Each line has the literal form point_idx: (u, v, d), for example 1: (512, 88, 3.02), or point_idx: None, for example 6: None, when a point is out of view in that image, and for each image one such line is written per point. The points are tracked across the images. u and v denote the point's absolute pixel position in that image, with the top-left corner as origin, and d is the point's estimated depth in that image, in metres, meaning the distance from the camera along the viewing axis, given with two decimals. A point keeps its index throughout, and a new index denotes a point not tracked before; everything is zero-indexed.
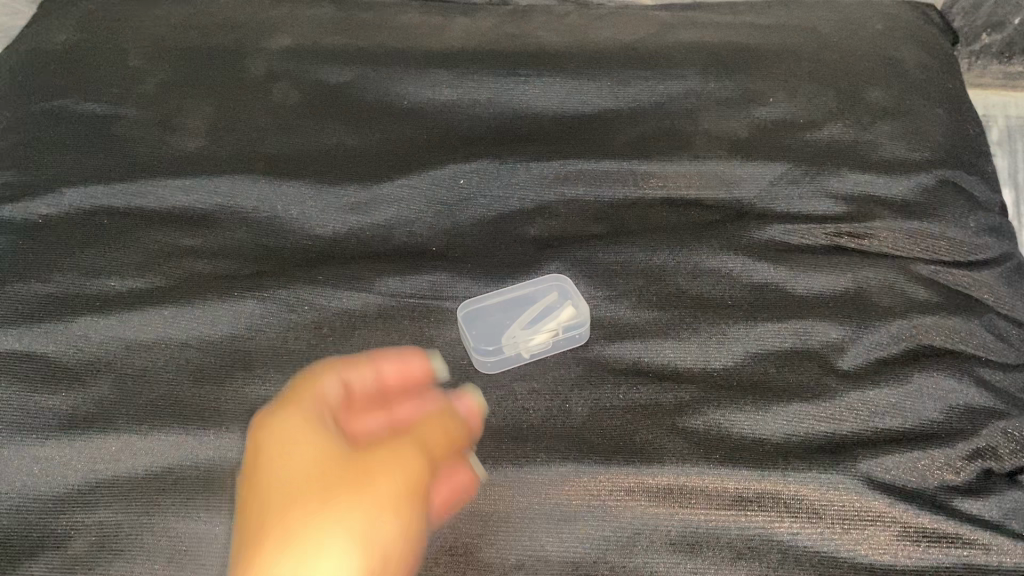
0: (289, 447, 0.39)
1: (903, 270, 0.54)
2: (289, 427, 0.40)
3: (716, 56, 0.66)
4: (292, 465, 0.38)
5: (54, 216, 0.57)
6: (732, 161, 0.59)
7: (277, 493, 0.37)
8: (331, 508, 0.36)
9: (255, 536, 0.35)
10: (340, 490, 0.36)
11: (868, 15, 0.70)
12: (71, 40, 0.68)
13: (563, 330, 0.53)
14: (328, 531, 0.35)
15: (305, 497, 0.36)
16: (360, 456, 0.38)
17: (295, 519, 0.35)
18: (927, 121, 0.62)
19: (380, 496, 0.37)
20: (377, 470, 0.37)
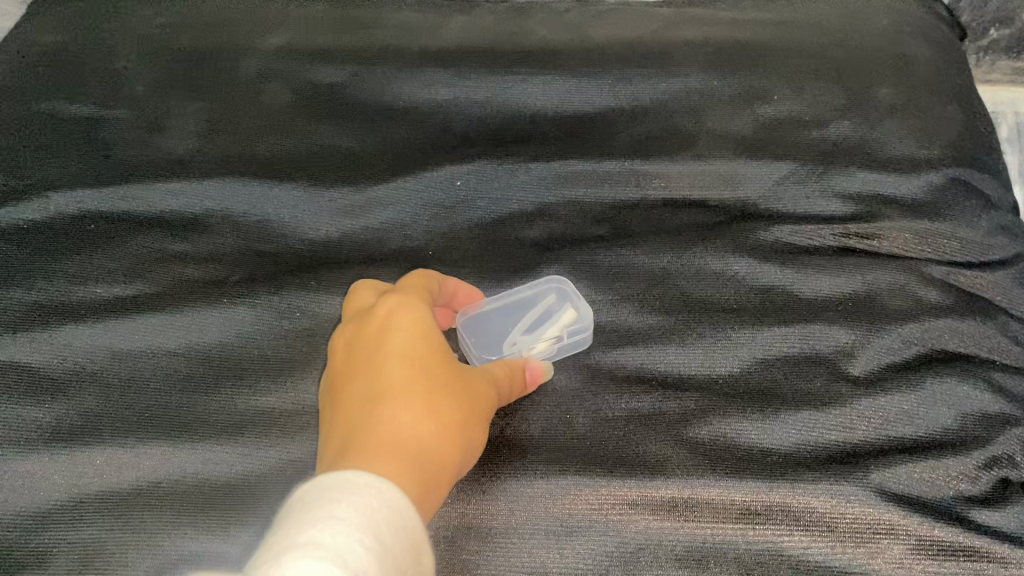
0: (429, 326, 0.42)
1: (914, 272, 0.52)
2: (422, 306, 0.43)
3: (720, 53, 0.64)
4: (431, 345, 0.41)
5: (38, 221, 0.55)
6: (736, 160, 0.58)
7: (415, 361, 0.40)
8: (457, 405, 0.40)
9: (397, 391, 0.39)
10: (461, 390, 0.41)
11: (875, 11, 0.68)
12: (59, 41, 0.67)
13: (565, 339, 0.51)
14: (451, 422, 0.39)
15: (439, 379, 0.40)
16: (468, 369, 0.43)
17: (436, 398, 0.39)
18: (936, 119, 0.60)
19: (477, 419, 0.41)
20: (481, 392, 0.42)
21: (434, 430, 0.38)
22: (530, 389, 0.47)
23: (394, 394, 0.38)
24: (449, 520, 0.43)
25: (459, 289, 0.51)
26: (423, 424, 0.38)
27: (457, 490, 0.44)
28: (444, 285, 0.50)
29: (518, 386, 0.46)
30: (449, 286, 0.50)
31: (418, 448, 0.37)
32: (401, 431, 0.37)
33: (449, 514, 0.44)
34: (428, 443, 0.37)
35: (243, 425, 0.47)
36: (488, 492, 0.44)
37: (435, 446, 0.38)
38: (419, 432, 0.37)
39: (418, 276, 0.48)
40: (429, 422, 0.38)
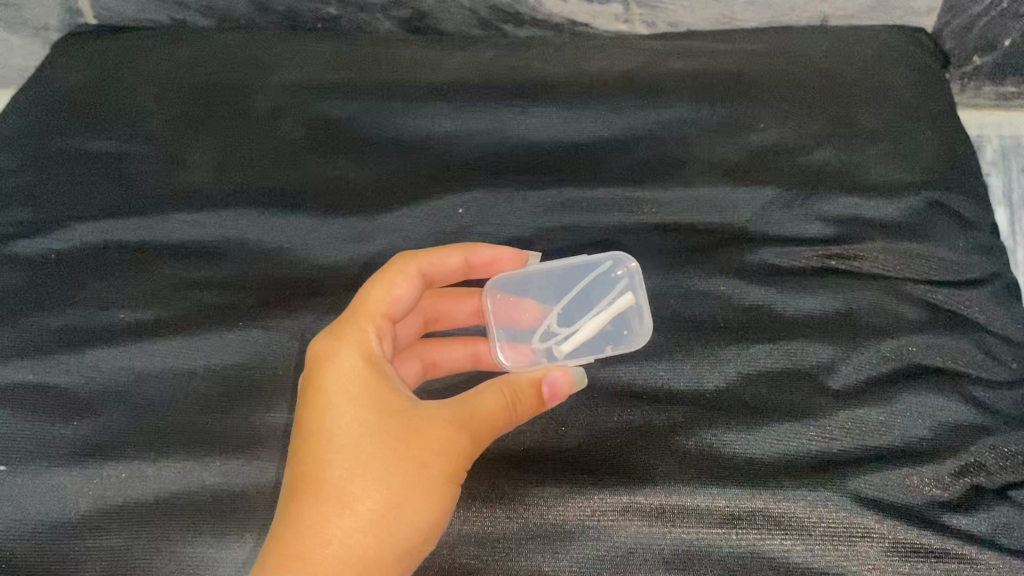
0: (357, 390, 0.46)
1: (893, 290, 0.55)
2: (359, 377, 0.46)
3: (709, 83, 0.68)
4: (359, 418, 0.45)
5: (65, 251, 0.59)
6: (723, 187, 0.61)
7: (338, 442, 0.44)
8: (386, 479, 0.43)
9: (318, 480, 0.43)
10: (396, 456, 0.44)
11: (858, 42, 0.72)
12: (84, 81, 0.71)
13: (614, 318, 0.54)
14: (380, 502, 0.43)
15: (366, 458, 0.44)
16: (420, 420, 0.45)
17: (356, 483, 0.43)
18: (916, 145, 0.63)
19: (428, 480, 0.44)
20: (432, 446, 0.44)
21: (351, 523, 0.42)
22: (550, 403, 0.48)
23: (315, 486, 0.43)
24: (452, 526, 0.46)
25: (475, 258, 0.54)
26: (336, 518, 0.42)
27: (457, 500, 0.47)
28: (442, 260, 0.53)
29: (522, 407, 0.47)
30: (456, 259, 0.53)
31: (329, 549, 0.41)
32: (316, 530, 0.42)
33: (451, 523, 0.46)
34: (345, 537, 0.42)
35: (258, 440, 0.50)
36: (486, 499, 0.47)
37: (354, 538, 0.42)
38: (331, 531, 0.42)
39: (389, 275, 0.51)
40: (343, 517, 0.42)
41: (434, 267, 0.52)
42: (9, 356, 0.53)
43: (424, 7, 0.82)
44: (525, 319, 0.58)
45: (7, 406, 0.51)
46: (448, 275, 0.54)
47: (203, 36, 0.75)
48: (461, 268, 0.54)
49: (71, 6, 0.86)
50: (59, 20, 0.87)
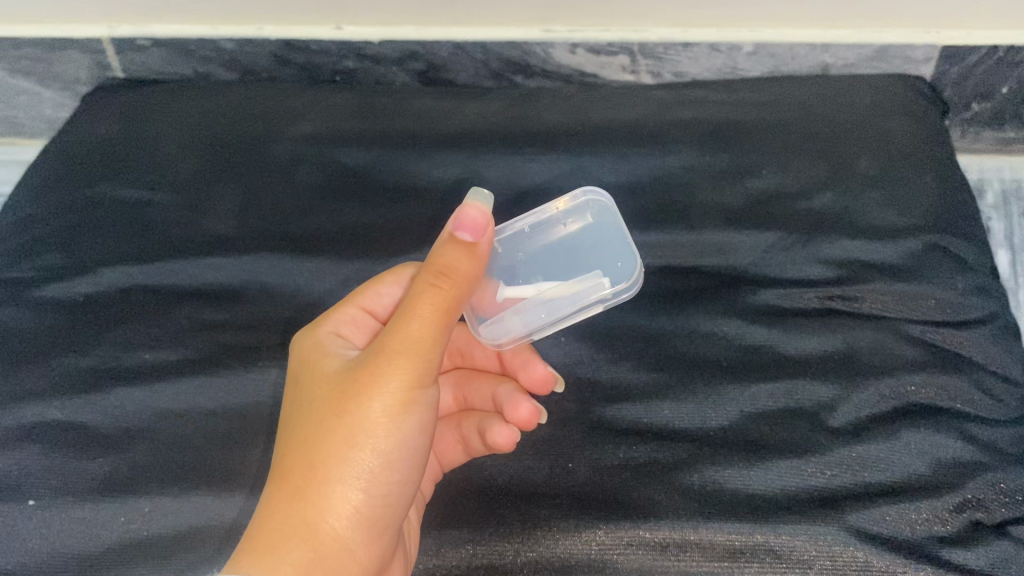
0: (300, 372, 0.50)
1: (892, 330, 0.57)
2: (305, 362, 0.51)
3: (712, 130, 0.70)
4: (301, 393, 0.49)
5: (94, 294, 0.61)
6: (726, 231, 0.63)
7: (286, 424, 0.48)
8: (315, 434, 0.46)
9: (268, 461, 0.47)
10: (325, 410, 0.46)
11: (857, 91, 0.74)
12: (113, 133, 0.74)
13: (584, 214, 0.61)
14: (314, 460, 0.45)
15: (303, 424, 0.47)
16: (347, 371, 0.48)
17: (291, 450, 0.46)
18: (914, 189, 0.65)
19: (356, 422, 0.46)
20: (355, 388, 0.46)
21: (285, 493, 0.45)
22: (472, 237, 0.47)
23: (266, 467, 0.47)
24: (462, 561, 0.48)
25: None
26: (276, 492, 0.45)
27: (466, 534, 0.49)
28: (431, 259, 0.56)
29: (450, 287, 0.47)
30: None
31: (272, 520, 0.44)
32: (267, 507, 0.45)
33: (461, 557, 0.48)
34: (288, 504, 0.44)
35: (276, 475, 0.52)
36: (494, 533, 0.49)
37: (290, 503, 0.44)
38: (269, 503, 0.45)
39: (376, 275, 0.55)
40: (279, 488, 0.45)
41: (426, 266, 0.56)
42: (39, 395, 0.55)
43: (438, 59, 0.86)
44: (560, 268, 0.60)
45: (36, 443, 0.53)
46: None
47: (225, 89, 0.78)
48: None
49: (101, 62, 0.90)
50: (90, 74, 0.91)
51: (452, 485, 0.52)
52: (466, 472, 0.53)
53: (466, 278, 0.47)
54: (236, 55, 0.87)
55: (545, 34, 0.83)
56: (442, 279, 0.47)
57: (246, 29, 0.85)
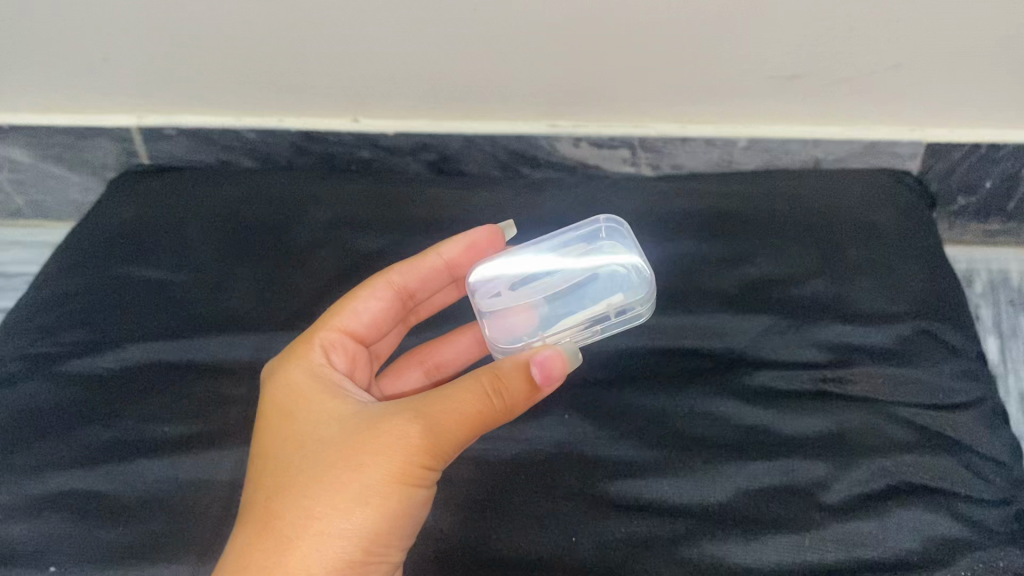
0: (317, 411, 0.54)
1: (883, 412, 0.59)
2: (327, 406, 0.54)
3: (708, 222, 0.74)
4: (315, 435, 0.52)
5: (117, 369, 0.64)
6: (723, 315, 0.66)
7: (291, 460, 0.51)
8: (313, 488, 0.49)
9: (264, 492, 0.51)
10: (336, 459, 0.50)
11: (845, 184, 0.78)
12: (140, 216, 0.78)
13: (580, 227, 0.67)
14: (311, 510, 0.49)
15: (310, 469, 0.50)
16: (366, 424, 0.52)
17: (286, 497, 0.50)
18: (902, 277, 0.68)
19: (358, 487, 0.49)
20: (370, 447, 0.50)
21: (273, 537, 0.48)
22: (542, 383, 0.50)
23: (252, 507, 0.51)
24: None
25: (446, 257, 0.65)
26: (266, 531, 0.49)
27: None
28: (409, 271, 0.64)
29: (503, 403, 0.50)
30: (428, 260, 0.64)
31: (254, 559, 0.48)
32: (253, 544, 0.48)
33: None
34: (274, 546, 0.48)
35: None
36: None
37: (274, 550, 0.48)
38: (253, 544, 0.48)
39: (358, 293, 0.62)
40: (264, 533, 0.49)
41: (404, 276, 0.63)
42: (64, 466, 0.58)
43: (449, 150, 0.91)
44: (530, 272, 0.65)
45: (60, 513, 0.55)
46: (427, 276, 0.65)
47: (247, 176, 0.82)
48: (439, 266, 0.65)
49: (129, 149, 0.94)
50: (117, 160, 0.96)
51: (457, 556, 0.54)
52: (470, 542, 0.54)
53: (516, 401, 0.50)
54: (257, 143, 0.92)
55: (551, 128, 0.87)
56: (497, 394, 0.50)
57: (268, 120, 0.90)
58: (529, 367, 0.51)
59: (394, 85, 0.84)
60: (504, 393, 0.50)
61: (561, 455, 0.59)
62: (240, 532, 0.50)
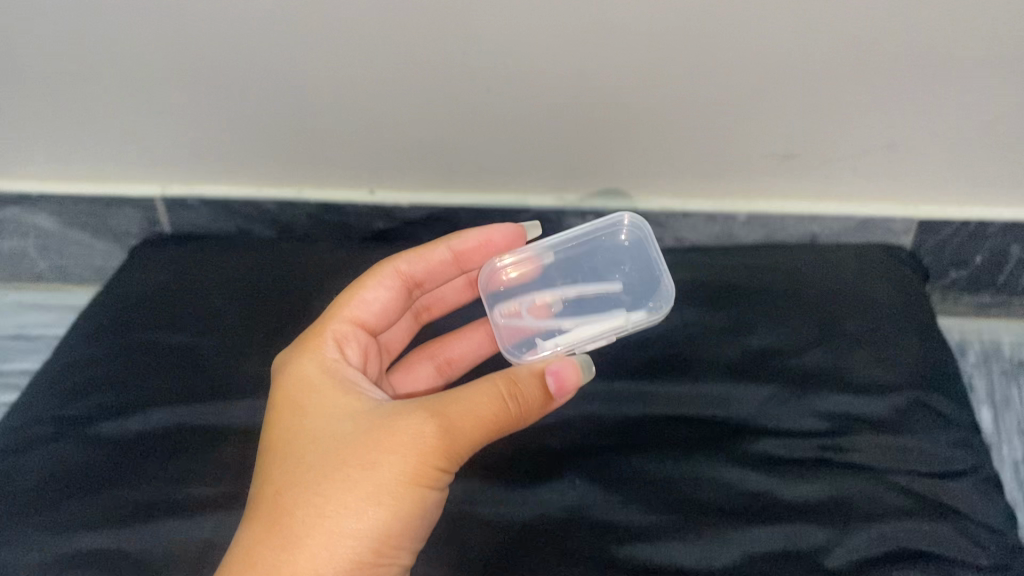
0: (329, 406, 0.57)
1: (881, 480, 0.61)
2: (339, 403, 0.57)
3: (711, 293, 0.78)
4: (326, 431, 0.55)
5: (143, 431, 0.67)
6: (726, 384, 0.69)
7: (304, 456, 0.54)
8: (325, 486, 0.52)
9: (276, 486, 0.53)
10: (349, 455, 0.53)
11: (841, 258, 0.82)
12: (165, 283, 0.82)
13: (599, 223, 0.73)
14: (324, 506, 0.51)
15: (322, 465, 0.53)
16: (379, 421, 0.54)
17: (298, 492, 0.52)
18: (898, 349, 0.71)
19: (370, 487, 0.51)
20: (383, 444, 0.53)
21: (285, 534, 0.50)
22: (556, 394, 0.55)
23: (262, 501, 0.53)
24: None
25: (455, 249, 0.70)
26: (278, 525, 0.51)
27: None
28: (418, 262, 0.69)
29: (520, 402, 0.54)
30: (437, 253, 0.70)
31: (266, 555, 0.50)
32: (266, 540, 0.51)
33: None
34: (286, 542, 0.50)
35: None
36: None
37: (282, 549, 0.50)
38: (263, 541, 0.51)
39: (366, 286, 0.66)
40: (274, 530, 0.51)
41: (413, 266, 0.68)
42: (91, 526, 0.60)
43: (461, 222, 0.95)
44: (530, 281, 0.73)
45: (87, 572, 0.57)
46: (434, 267, 0.70)
47: (268, 245, 0.86)
48: (448, 258, 0.70)
49: (152, 218, 0.98)
50: (140, 228, 1.00)
51: None
52: None
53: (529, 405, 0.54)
54: (277, 213, 0.96)
55: (559, 201, 0.91)
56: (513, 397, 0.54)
57: (288, 190, 0.94)
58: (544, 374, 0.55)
59: (410, 159, 0.88)
60: (520, 398, 0.54)
61: (571, 519, 0.61)
62: (252, 526, 0.52)
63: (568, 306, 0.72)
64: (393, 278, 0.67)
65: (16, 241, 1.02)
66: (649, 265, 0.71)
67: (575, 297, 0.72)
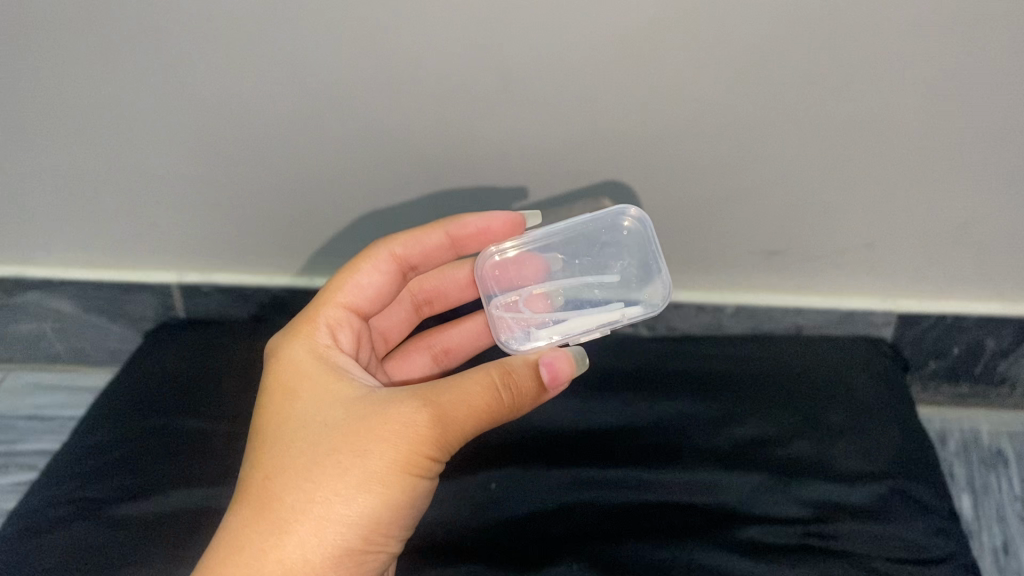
0: (321, 390, 0.59)
1: (864, 567, 0.65)
2: (330, 387, 0.59)
3: (701, 383, 0.82)
4: (318, 416, 0.57)
5: (160, 513, 0.70)
6: (716, 472, 0.73)
7: (293, 441, 0.56)
8: (315, 472, 0.54)
9: (265, 471, 0.55)
10: (339, 442, 0.55)
11: (824, 350, 0.87)
12: (181, 369, 0.86)
13: (599, 214, 0.68)
14: (312, 493, 0.53)
15: (311, 452, 0.55)
16: (371, 408, 0.56)
17: (287, 479, 0.54)
18: (879, 440, 0.75)
19: (360, 475, 0.54)
20: (373, 433, 0.54)
21: (273, 521, 0.53)
22: (549, 386, 0.56)
23: (252, 485, 0.55)
24: None
25: (451, 233, 0.69)
26: (266, 511, 0.53)
27: None
28: (412, 245, 0.69)
29: (511, 394, 0.55)
30: (432, 237, 0.69)
31: (255, 540, 0.53)
32: (254, 526, 0.53)
33: None
34: (274, 527, 0.53)
35: None
36: None
37: (271, 534, 0.53)
38: (252, 526, 0.53)
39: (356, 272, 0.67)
40: (263, 516, 0.53)
41: (406, 250, 0.69)
42: None
43: None
44: (526, 270, 0.70)
45: None
46: (430, 251, 0.69)
47: None
48: (445, 242, 0.69)
49: (167, 303, 1.03)
50: (154, 312, 1.04)
51: None
52: None
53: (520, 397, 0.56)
54: (287, 299, 1.01)
55: None
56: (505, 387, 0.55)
57: (299, 276, 0.99)
58: (536, 367, 0.57)
59: None
60: (513, 387, 0.55)
61: None
62: (242, 510, 0.54)
63: (567, 294, 0.69)
64: (389, 262, 0.68)
65: (35, 325, 1.06)
66: (649, 256, 0.68)
67: (572, 284, 0.69)
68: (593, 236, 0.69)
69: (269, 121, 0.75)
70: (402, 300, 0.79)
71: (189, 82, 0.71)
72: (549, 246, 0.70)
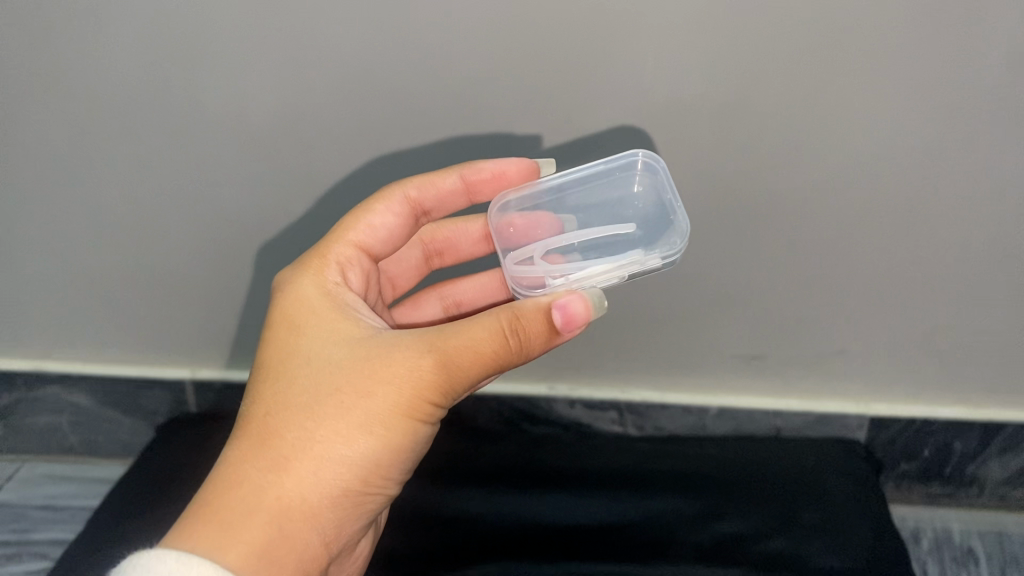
0: (326, 327, 0.58)
1: None
2: (335, 325, 0.58)
3: (686, 482, 0.88)
4: (321, 355, 0.56)
5: None
6: (699, 566, 0.78)
7: (295, 380, 0.55)
8: (317, 411, 0.53)
9: (266, 408, 0.55)
10: (342, 382, 0.54)
11: (801, 451, 0.92)
12: (195, 464, 0.91)
13: (613, 159, 0.66)
14: (313, 432, 0.53)
15: (312, 392, 0.54)
16: (375, 350, 0.55)
17: (288, 418, 0.54)
18: (851, 537, 0.80)
19: (362, 417, 0.53)
20: (376, 376, 0.54)
21: (272, 458, 0.52)
22: (563, 328, 0.52)
23: (251, 420, 0.55)
24: None
25: (468, 176, 0.66)
26: (266, 447, 0.53)
27: None
28: (427, 188, 0.67)
29: (519, 340, 0.52)
30: (449, 179, 0.66)
31: (251, 475, 0.52)
32: (251, 461, 0.53)
33: None
34: (271, 464, 0.52)
35: None
36: None
37: (268, 471, 0.52)
38: (250, 461, 0.53)
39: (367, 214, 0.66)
40: (262, 452, 0.53)
41: (421, 192, 0.67)
42: None
43: (460, 407, 1.05)
44: (541, 226, 0.68)
45: None
46: (445, 195, 0.67)
47: None
48: (460, 187, 0.67)
49: (180, 398, 1.08)
50: (167, 407, 1.09)
51: None
52: None
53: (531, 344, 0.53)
54: None
55: (550, 390, 1.02)
56: (516, 331, 0.52)
57: None
58: (551, 308, 0.52)
59: None
60: (522, 332, 0.52)
61: None
62: (240, 443, 0.54)
63: (584, 249, 0.68)
64: (402, 205, 0.67)
65: (52, 417, 1.11)
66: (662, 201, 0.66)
67: (592, 238, 0.68)
68: (605, 188, 0.68)
69: (298, 224, 0.83)
70: (414, 248, 0.77)
71: (225, 183, 0.79)
72: (560, 201, 0.68)
